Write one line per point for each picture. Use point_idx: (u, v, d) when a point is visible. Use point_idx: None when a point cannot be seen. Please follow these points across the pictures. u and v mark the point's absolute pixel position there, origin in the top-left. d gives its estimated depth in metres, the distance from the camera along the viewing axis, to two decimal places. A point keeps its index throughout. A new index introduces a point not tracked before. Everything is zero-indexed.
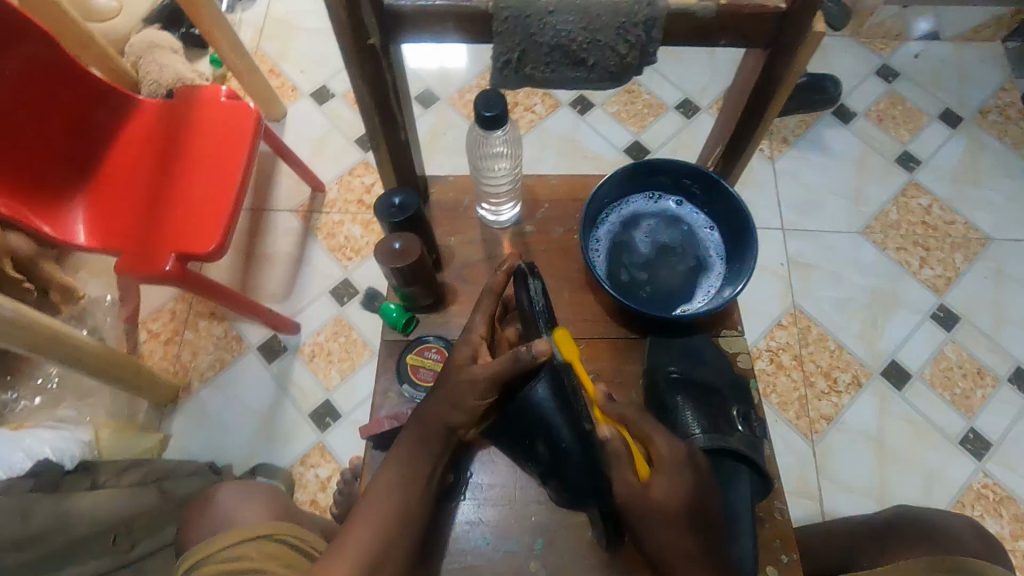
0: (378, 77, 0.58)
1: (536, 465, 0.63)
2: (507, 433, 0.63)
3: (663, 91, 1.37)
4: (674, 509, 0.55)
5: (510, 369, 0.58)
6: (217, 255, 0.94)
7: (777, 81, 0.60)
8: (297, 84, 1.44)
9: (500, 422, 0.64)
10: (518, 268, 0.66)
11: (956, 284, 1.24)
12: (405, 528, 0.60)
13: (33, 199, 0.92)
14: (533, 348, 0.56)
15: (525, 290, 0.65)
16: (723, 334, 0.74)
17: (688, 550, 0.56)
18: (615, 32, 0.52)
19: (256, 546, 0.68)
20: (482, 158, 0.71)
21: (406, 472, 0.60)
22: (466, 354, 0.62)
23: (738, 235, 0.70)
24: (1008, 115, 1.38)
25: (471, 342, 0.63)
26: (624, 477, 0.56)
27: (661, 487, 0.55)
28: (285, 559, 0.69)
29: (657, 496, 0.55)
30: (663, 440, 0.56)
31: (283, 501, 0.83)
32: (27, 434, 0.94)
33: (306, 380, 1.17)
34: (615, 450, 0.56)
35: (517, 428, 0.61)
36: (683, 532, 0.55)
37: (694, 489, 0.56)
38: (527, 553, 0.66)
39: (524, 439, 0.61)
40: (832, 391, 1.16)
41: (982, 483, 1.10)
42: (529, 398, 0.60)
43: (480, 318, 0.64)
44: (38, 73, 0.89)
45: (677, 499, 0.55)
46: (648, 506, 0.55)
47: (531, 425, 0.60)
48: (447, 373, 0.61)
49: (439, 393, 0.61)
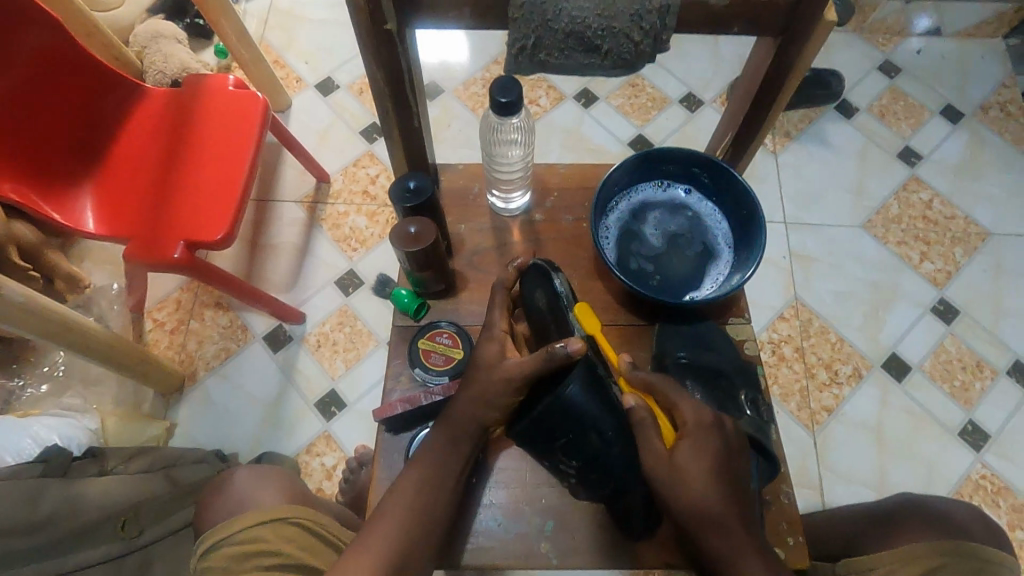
0: (392, 63, 0.58)
1: (577, 463, 0.59)
2: (540, 436, 0.59)
3: (667, 85, 1.38)
4: (701, 475, 0.58)
5: (544, 365, 0.58)
6: (226, 243, 0.95)
7: (787, 70, 0.61)
8: (302, 75, 1.44)
9: (530, 425, 0.59)
10: (539, 265, 0.65)
11: (957, 278, 1.25)
12: (423, 520, 0.60)
13: (43, 187, 0.93)
14: (569, 346, 0.57)
15: (533, 290, 0.66)
16: (731, 321, 0.74)
17: (714, 518, 0.57)
18: (630, 19, 0.53)
19: (270, 528, 0.70)
20: (496, 145, 0.72)
21: (431, 471, 0.61)
22: (495, 350, 0.64)
23: (747, 223, 0.71)
24: (1008, 111, 1.39)
25: (495, 338, 0.65)
26: (649, 442, 0.59)
27: (686, 451, 0.58)
28: (300, 544, 0.70)
29: (682, 461, 0.58)
30: (687, 409, 0.61)
31: (297, 485, 0.83)
32: (33, 421, 0.96)
33: (312, 368, 1.18)
34: (639, 416, 0.59)
35: (556, 423, 0.57)
36: (715, 493, 0.57)
37: (721, 454, 0.59)
38: (537, 534, 0.66)
39: (567, 436, 0.57)
40: (833, 382, 1.17)
41: (980, 474, 1.11)
42: (566, 391, 0.57)
43: (499, 312, 0.66)
44: (45, 59, 0.89)
45: (705, 465, 0.58)
46: (674, 473, 0.58)
47: (572, 424, 0.57)
48: (478, 370, 0.63)
49: (467, 396, 0.63)
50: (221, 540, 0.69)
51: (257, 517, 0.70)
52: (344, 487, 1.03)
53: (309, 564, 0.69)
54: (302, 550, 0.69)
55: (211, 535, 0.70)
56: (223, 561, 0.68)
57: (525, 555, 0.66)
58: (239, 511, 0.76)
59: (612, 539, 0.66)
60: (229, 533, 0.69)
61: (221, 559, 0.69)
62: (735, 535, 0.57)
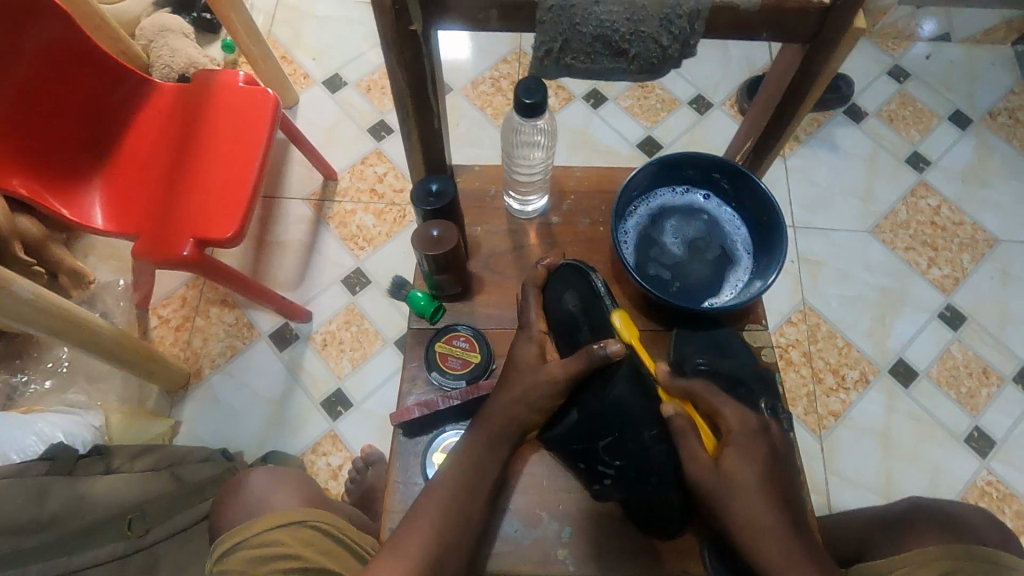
0: (416, 64, 0.58)
1: (620, 461, 0.62)
2: (588, 432, 0.62)
3: (677, 87, 1.38)
4: (751, 485, 0.56)
5: (582, 364, 0.60)
6: (235, 241, 0.94)
7: (813, 77, 0.60)
8: (309, 71, 1.43)
9: (580, 422, 0.63)
10: (573, 263, 0.66)
11: (964, 285, 1.25)
12: (447, 526, 0.59)
13: (52, 182, 0.92)
14: (607, 347, 0.59)
15: (561, 290, 0.66)
16: (748, 327, 0.74)
17: (768, 527, 0.55)
18: (659, 23, 0.52)
19: (288, 531, 0.69)
20: (516, 147, 0.71)
21: (467, 476, 0.61)
22: (534, 351, 0.65)
23: (767, 229, 0.71)
24: (1016, 117, 1.39)
25: (533, 339, 0.66)
26: (694, 452, 0.58)
27: (731, 458, 0.57)
28: (320, 546, 0.69)
29: (730, 469, 0.57)
30: (731, 414, 0.60)
31: (314, 487, 0.82)
32: (37, 417, 0.95)
33: (318, 367, 1.17)
34: (679, 426, 0.59)
35: (604, 421, 0.62)
36: (763, 502, 0.56)
37: (767, 462, 0.58)
38: (554, 540, 0.66)
39: (613, 433, 0.61)
40: (840, 388, 1.17)
41: (986, 480, 1.11)
42: (612, 390, 0.61)
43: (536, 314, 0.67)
44: (56, 52, 0.88)
45: (752, 475, 0.57)
46: (723, 481, 0.57)
47: (619, 420, 0.61)
48: (521, 371, 0.64)
49: (507, 397, 0.63)
50: (234, 545, 0.69)
51: (271, 521, 0.70)
52: (350, 487, 1.03)
53: (328, 567, 0.68)
54: (320, 552, 0.68)
55: (228, 538, 0.70)
56: (240, 564, 0.68)
57: (541, 562, 0.65)
58: (257, 511, 0.76)
59: (634, 546, 0.66)
60: (246, 535, 0.69)
61: (238, 562, 0.68)
62: (791, 547, 0.54)
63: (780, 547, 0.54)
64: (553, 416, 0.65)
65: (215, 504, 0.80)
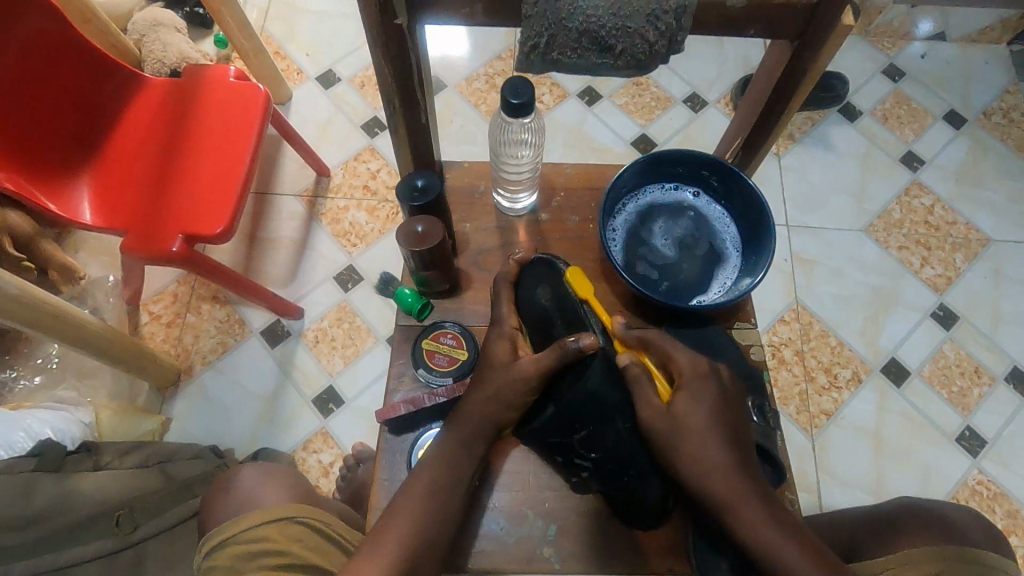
0: (402, 58, 0.57)
1: (596, 454, 0.61)
2: (563, 425, 0.62)
3: (671, 85, 1.37)
4: (700, 425, 0.58)
5: (555, 359, 0.61)
6: (224, 237, 0.93)
7: (801, 74, 0.60)
8: (303, 67, 1.42)
9: (554, 416, 0.62)
10: (543, 258, 0.68)
11: (957, 284, 1.25)
12: (429, 524, 0.59)
13: (39, 178, 0.91)
14: (580, 341, 0.59)
15: (534, 286, 0.67)
16: (737, 325, 0.74)
17: (717, 466, 0.56)
18: (646, 19, 0.52)
19: (276, 529, 0.69)
20: (505, 144, 0.71)
21: (452, 479, 0.61)
22: (506, 347, 0.65)
23: (756, 227, 0.70)
24: (1011, 117, 1.39)
25: (505, 335, 0.66)
26: (647, 397, 0.59)
27: (682, 402, 0.59)
28: (307, 543, 0.69)
29: (681, 411, 0.58)
30: (683, 360, 0.61)
31: (304, 484, 0.82)
32: (25, 413, 0.95)
33: (309, 364, 1.16)
34: (634, 373, 0.60)
35: (577, 413, 0.61)
36: (713, 441, 0.57)
37: (718, 404, 0.59)
38: (540, 538, 0.66)
39: (587, 427, 0.61)
40: (832, 387, 1.17)
41: (977, 480, 1.11)
42: (587, 382, 0.60)
43: (509, 309, 0.67)
44: (41, 47, 0.87)
45: (701, 415, 0.58)
46: (674, 424, 0.58)
47: (592, 412, 0.60)
48: (492, 368, 0.64)
49: (484, 394, 0.63)
50: (223, 541, 0.69)
51: (259, 518, 0.69)
52: (341, 484, 1.03)
53: (317, 563, 0.68)
54: (307, 549, 0.69)
55: (218, 535, 0.69)
56: (229, 561, 0.68)
57: (527, 560, 0.65)
58: (244, 509, 0.75)
59: (619, 545, 0.66)
60: (234, 533, 0.69)
61: (226, 560, 0.68)
62: (738, 479, 0.56)
63: (727, 484, 0.56)
64: (530, 412, 0.65)
65: (203, 501, 0.80)
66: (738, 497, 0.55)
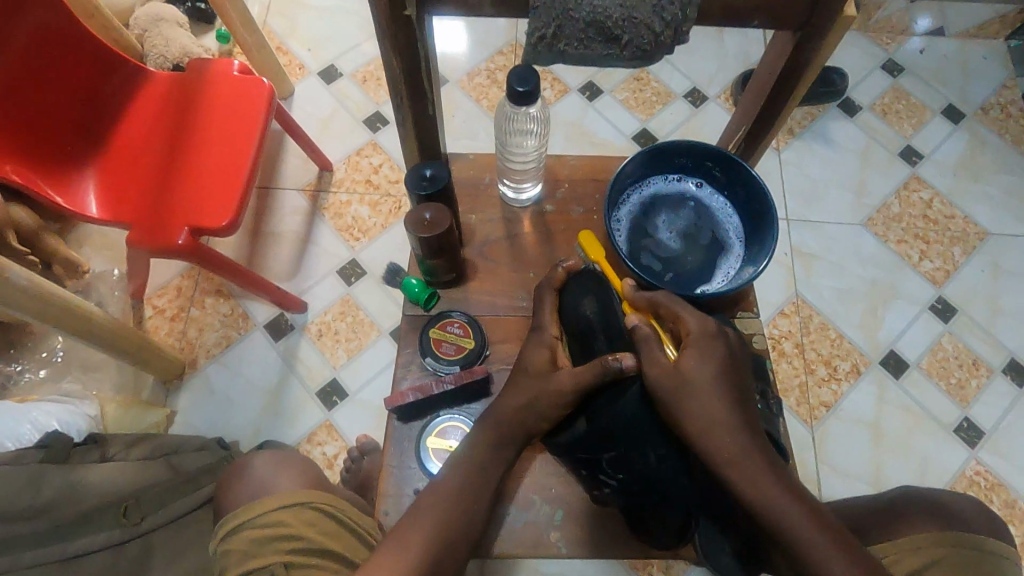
0: (410, 49, 0.58)
1: (623, 475, 0.61)
2: (593, 444, 0.62)
3: (672, 80, 1.38)
4: (705, 380, 0.59)
5: (595, 376, 0.61)
6: (230, 230, 0.94)
7: (804, 65, 0.61)
8: (305, 62, 1.43)
9: (586, 432, 0.62)
10: (585, 270, 0.69)
11: (955, 277, 1.26)
12: (441, 512, 0.60)
13: (45, 171, 0.92)
14: (623, 361, 0.60)
15: (579, 296, 0.68)
16: (740, 314, 0.76)
17: (719, 424, 0.57)
18: (651, 10, 0.53)
19: (293, 513, 0.70)
20: (511, 133, 0.72)
21: (466, 471, 0.62)
22: (545, 355, 0.66)
23: (759, 217, 0.71)
24: (1009, 112, 1.40)
25: (545, 343, 0.68)
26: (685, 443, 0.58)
27: (690, 359, 0.60)
28: (322, 528, 0.70)
29: (687, 368, 0.60)
30: (692, 320, 0.63)
31: (312, 473, 0.83)
32: (31, 406, 0.95)
33: (313, 357, 1.17)
34: (641, 332, 0.62)
35: (611, 434, 0.61)
36: (717, 399, 0.58)
37: (725, 361, 0.61)
38: (547, 524, 0.67)
39: (618, 448, 0.60)
40: (832, 379, 1.18)
41: (974, 470, 1.12)
42: (624, 404, 0.60)
43: (550, 318, 0.69)
44: (47, 41, 0.88)
45: (708, 371, 0.60)
46: (679, 379, 0.59)
47: (623, 437, 0.60)
48: (527, 374, 0.66)
49: (517, 401, 0.64)
50: (238, 526, 0.70)
51: (277, 502, 0.71)
52: (345, 475, 1.04)
53: (331, 548, 0.68)
54: (323, 534, 0.69)
55: (233, 519, 0.71)
56: (244, 545, 0.68)
57: (535, 545, 0.66)
58: (252, 498, 0.76)
59: (617, 527, 0.67)
60: (251, 516, 0.70)
61: (242, 544, 0.69)
62: (741, 439, 0.57)
63: (731, 444, 0.56)
64: (561, 424, 0.65)
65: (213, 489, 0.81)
66: (740, 457, 0.56)
